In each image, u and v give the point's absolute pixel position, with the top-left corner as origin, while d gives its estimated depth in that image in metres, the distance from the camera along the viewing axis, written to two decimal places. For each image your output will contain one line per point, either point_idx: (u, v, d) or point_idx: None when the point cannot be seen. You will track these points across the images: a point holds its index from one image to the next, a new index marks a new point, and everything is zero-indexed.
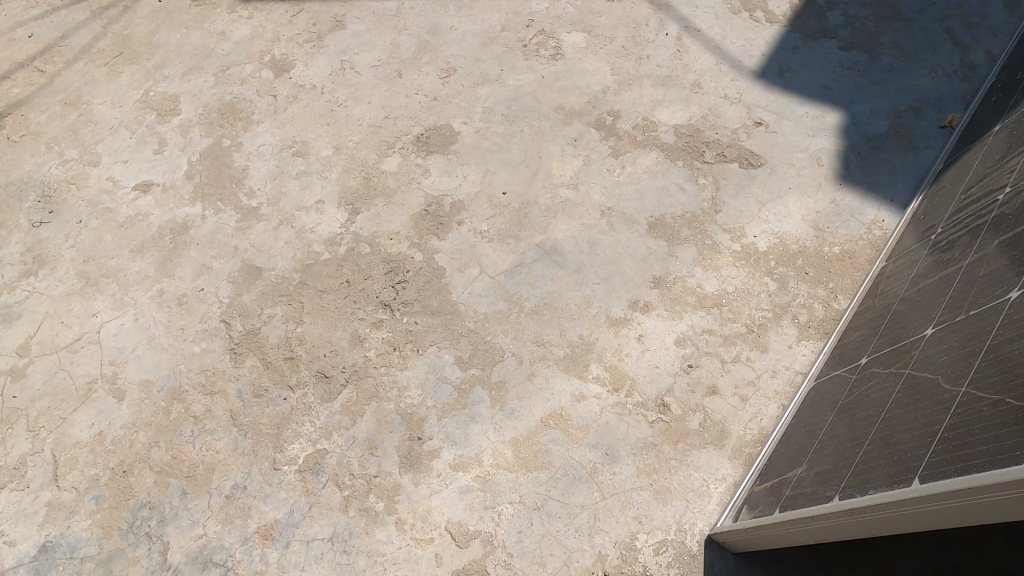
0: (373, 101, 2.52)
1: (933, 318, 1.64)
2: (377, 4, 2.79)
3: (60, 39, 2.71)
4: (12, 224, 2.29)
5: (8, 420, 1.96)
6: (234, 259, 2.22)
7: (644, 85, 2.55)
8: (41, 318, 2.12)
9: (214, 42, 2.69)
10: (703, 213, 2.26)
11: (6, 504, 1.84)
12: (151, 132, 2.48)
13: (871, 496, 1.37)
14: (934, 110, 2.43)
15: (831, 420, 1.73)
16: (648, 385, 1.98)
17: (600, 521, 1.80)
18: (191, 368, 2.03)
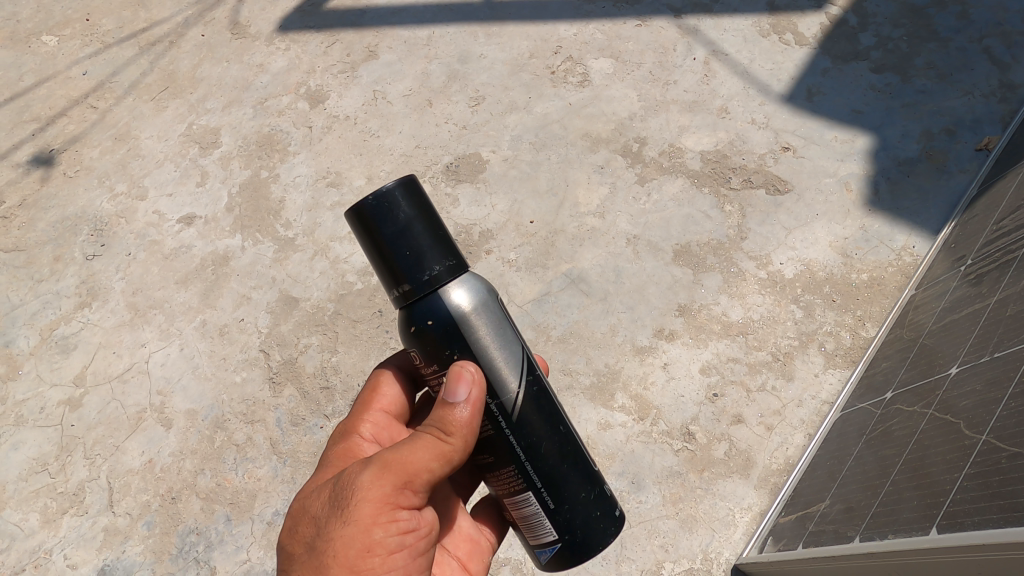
0: (404, 130, 2.58)
1: (959, 356, 1.64)
2: (408, 34, 2.85)
3: (111, 75, 2.82)
4: (68, 257, 2.40)
5: (66, 449, 2.05)
6: (272, 290, 2.29)
7: (671, 111, 2.57)
8: (95, 349, 2.22)
9: (253, 75, 2.78)
10: (729, 241, 2.28)
11: (67, 529, 1.93)
12: (194, 166, 2.57)
13: (892, 541, 1.40)
14: (970, 132, 2.43)
15: (857, 453, 1.74)
16: (673, 414, 2.00)
17: (627, 549, 1.82)
18: (232, 398, 2.11)
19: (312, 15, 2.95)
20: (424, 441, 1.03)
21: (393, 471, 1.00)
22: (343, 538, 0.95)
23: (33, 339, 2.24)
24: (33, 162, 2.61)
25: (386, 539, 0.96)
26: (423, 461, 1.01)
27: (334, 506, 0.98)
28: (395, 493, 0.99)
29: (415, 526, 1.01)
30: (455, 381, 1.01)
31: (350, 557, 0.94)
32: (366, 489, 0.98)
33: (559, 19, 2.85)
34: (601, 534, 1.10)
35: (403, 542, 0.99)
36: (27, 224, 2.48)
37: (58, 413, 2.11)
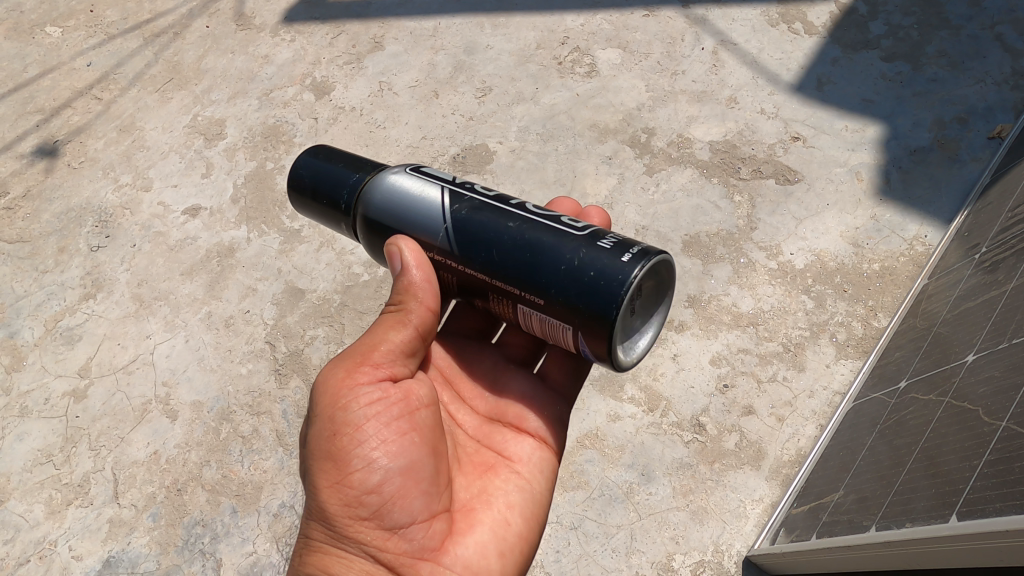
0: (410, 121, 2.56)
1: (975, 343, 1.62)
2: (414, 24, 2.84)
3: (115, 66, 2.81)
4: (73, 248, 2.38)
5: (71, 440, 2.04)
6: (278, 281, 2.28)
7: (679, 101, 2.55)
8: (100, 340, 2.20)
9: (258, 66, 2.76)
10: (739, 231, 2.26)
11: (72, 520, 1.92)
12: (199, 157, 2.55)
13: (909, 530, 1.37)
14: (981, 121, 2.41)
15: (870, 443, 1.72)
16: (683, 405, 1.98)
17: (637, 542, 1.80)
18: (238, 389, 2.09)
19: (318, 6, 2.94)
20: (389, 321, 1.27)
21: (351, 355, 1.23)
22: (313, 430, 1.19)
23: (37, 330, 2.23)
24: (38, 153, 2.60)
25: (348, 417, 1.16)
26: (379, 337, 1.24)
27: (310, 407, 1.22)
28: (352, 373, 1.20)
29: (386, 393, 1.21)
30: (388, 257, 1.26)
31: (325, 438, 1.16)
32: (329, 378, 1.21)
33: (566, 10, 2.83)
34: (618, 268, 1.07)
35: (370, 409, 1.18)
36: (31, 215, 2.46)
37: (62, 405, 2.10)
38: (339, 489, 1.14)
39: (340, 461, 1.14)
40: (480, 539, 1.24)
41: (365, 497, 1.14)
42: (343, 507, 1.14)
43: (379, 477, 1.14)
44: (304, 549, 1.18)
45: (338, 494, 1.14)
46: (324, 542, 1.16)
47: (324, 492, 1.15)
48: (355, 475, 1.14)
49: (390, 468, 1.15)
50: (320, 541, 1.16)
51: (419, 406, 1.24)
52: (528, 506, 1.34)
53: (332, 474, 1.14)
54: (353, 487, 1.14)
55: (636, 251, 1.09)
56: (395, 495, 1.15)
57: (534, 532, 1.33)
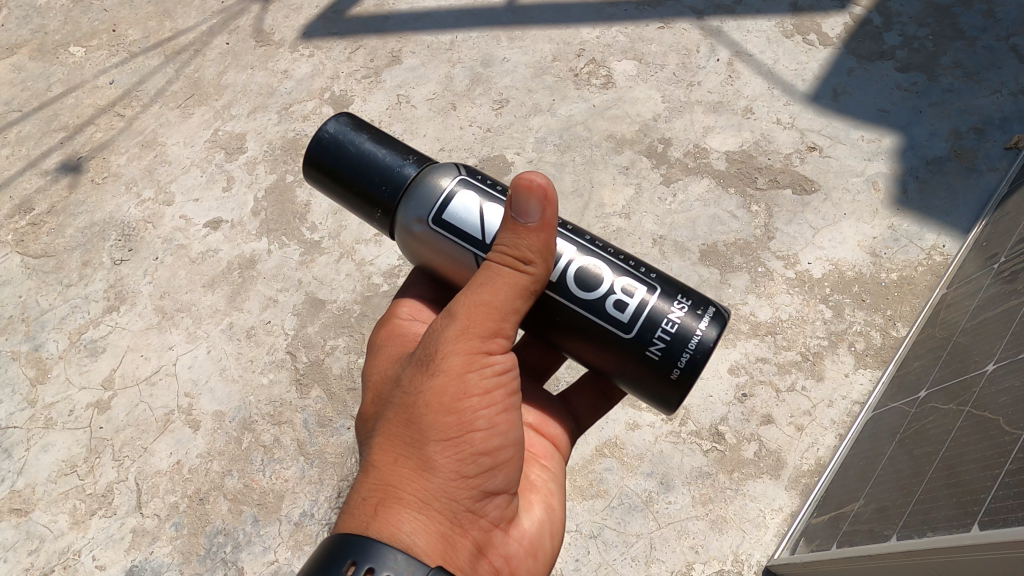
0: (428, 134, 2.59)
1: (996, 353, 1.61)
2: (431, 38, 2.87)
3: (137, 84, 2.85)
4: (96, 262, 2.41)
5: (95, 451, 2.06)
6: (298, 292, 2.30)
7: (695, 112, 2.57)
8: (123, 352, 2.23)
9: (277, 81, 2.80)
10: (756, 241, 2.27)
11: (96, 530, 1.94)
12: (220, 171, 2.59)
13: (931, 539, 1.37)
14: (998, 131, 2.42)
15: (890, 452, 1.72)
16: (702, 414, 1.98)
17: (657, 551, 1.80)
18: (260, 400, 2.11)
19: (335, 21, 2.97)
20: (504, 280, 1.12)
21: (476, 327, 1.12)
22: (434, 386, 1.09)
23: (62, 342, 2.26)
24: (62, 170, 2.64)
25: (479, 382, 1.12)
26: (504, 300, 1.12)
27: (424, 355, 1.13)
28: (484, 341, 1.13)
29: (508, 365, 1.18)
30: (526, 193, 1.08)
31: (449, 395, 1.09)
32: (453, 343, 1.11)
33: (581, 22, 2.85)
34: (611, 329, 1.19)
35: (496, 381, 1.15)
36: (56, 230, 2.50)
37: (86, 416, 2.12)
38: (452, 443, 1.09)
39: (463, 418, 1.10)
40: (539, 515, 1.29)
41: (481, 457, 1.11)
42: (454, 465, 1.08)
43: (499, 441, 1.14)
44: (374, 493, 1.06)
45: (453, 448, 1.09)
46: (412, 494, 1.05)
47: (436, 443, 1.08)
48: (477, 435, 1.11)
49: (507, 436, 1.15)
50: (412, 486, 1.05)
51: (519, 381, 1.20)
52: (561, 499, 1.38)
53: (450, 430, 1.09)
54: (472, 445, 1.10)
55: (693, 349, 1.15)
56: (503, 463, 1.14)
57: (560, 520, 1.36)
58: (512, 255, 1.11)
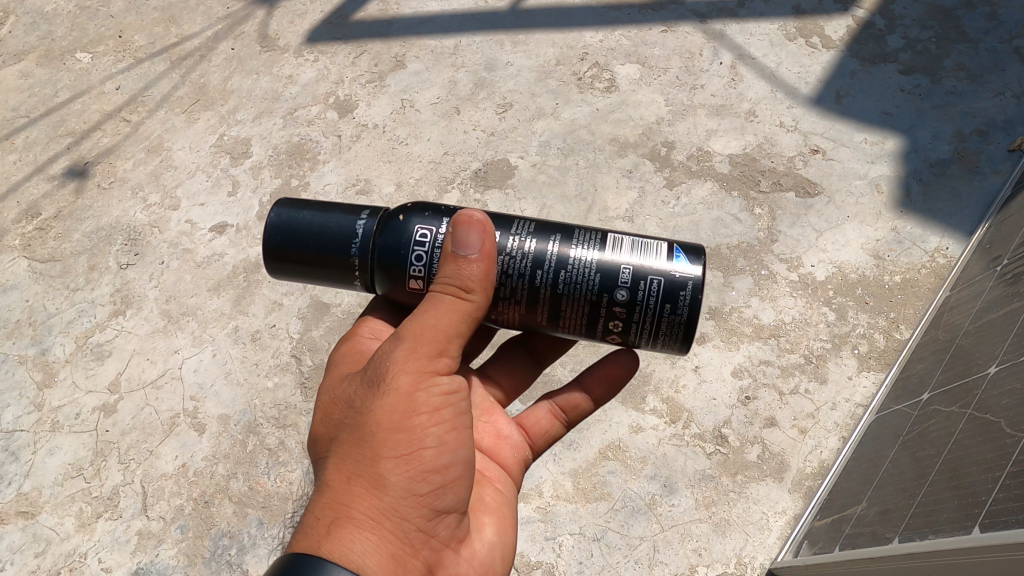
0: (432, 138, 2.60)
1: (998, 355, 1.61)
2: (435, 43, 2.88)
3: (143, 89, 2.86)
4: (102, 266, 2.43)
5: (101, 454, 2.08)
6: (303, 296, 2.31)
7: (698, 115, 2.57)
8: (129, 356, 2.24)
9: (282, 86, 2.81)
10: (759, 243, 2.27)
11: (102, 533, 1.95)
12: (225, 175, 2.60)
13: (933, 542, 1.38)
14: (1002, 134, 2.42)
15: (893, 454, 1.72)
16: (706, 417, 1.98)
17: (659, 553, 1.80)
18: (265, 403, 2.12)
19: (340, 26, 2.98)
20: (451, 307, 1.21)
21: (422, 343, 1.18)
22: (388, 404, 1.13)
23: (68, 346, 2.27)
24: (69, 175, 2.65)
25: (428, 399, 1.16)
26: (451, 324, 1.21)
27: (372, 381, 1.16)
28: (430, 360, 1.18)
29: (455, 387, 1.22)
30: (467, 228, 1.23)
31: (399, 413, 1.13)
32: (403, 362, 1.16)
33: (585, 26, 2.86)
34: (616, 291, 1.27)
35: (445, 400, 1.19)
36: (63, 234, 2.51)
37: (93, 419, 2.14)
38: (404, 459, 1.12)
39: (414, 436, 1.13)
40: (489, 537, 1.31)
41: (432, 475, 1.14)
42: (405, 482, 1.11)
43: (448, 459, 1.17)
44: (329, 512, 1.07)
45: (406, 466, 1.11)
46: (368, 515, 1.07)
47: (389, 460, 1.11)
48: (427, 453, 1.14)
49: (457, 455, 1.19)
50: (365, 503, 1.07)
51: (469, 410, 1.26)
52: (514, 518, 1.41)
53: (404, 448, 1.12)
54: (422, 462, 1.13)
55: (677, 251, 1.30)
56: (453, 482, 1.17)
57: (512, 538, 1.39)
58: (454, 284, 1.21)
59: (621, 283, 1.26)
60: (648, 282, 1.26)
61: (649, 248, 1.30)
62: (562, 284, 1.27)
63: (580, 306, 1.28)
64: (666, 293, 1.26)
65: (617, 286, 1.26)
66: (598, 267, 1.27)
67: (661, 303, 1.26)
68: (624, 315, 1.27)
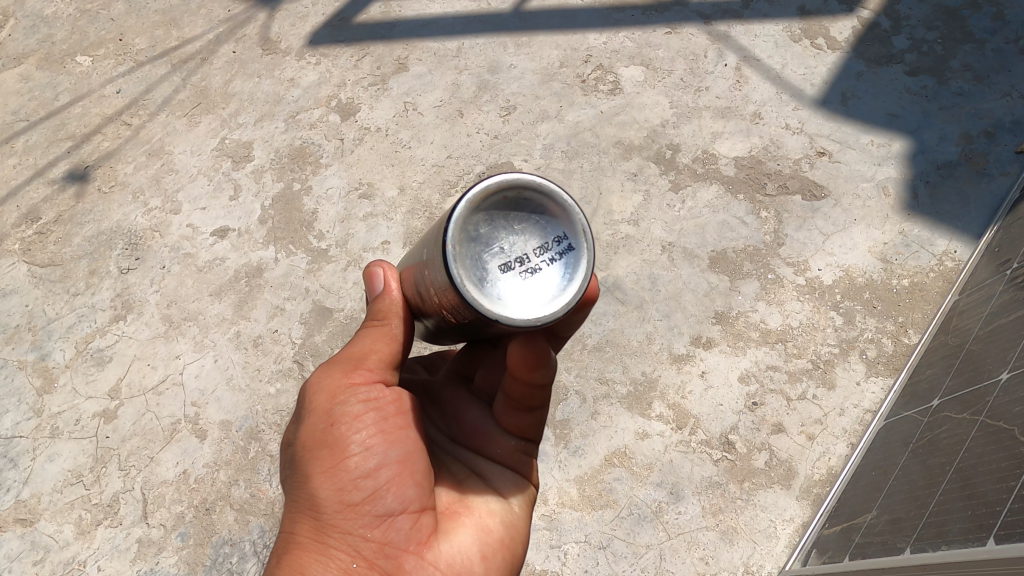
0: (436, 141, 2.58)
1: (1010, 361, 1.59)
2: (437, 45, 2.86)
3: (144, 92, 2.85)
4: (103, 271, 2.41)
5: (101, 460, 2.06)
6: (305, 301, 2.29)
7: (703, 117, 2.55)
8: (130, 361, 2.22)
9: (284, 89, 2.79)
10: (766, 247, 2.25)
11: (102, 540, 1.93)
12: (227, 179, 2.58)
13: (947, 553, 1.36)
14: (1009, 135, 2.40)
15: (903, 462, 1.69)
16: (713, 423, 1.96)
17: (666, 562, 1.79)
18: (267, 409, 2.11)
19: (342, 29, 2.96)
20: (370, 334, 1.28)
21: (341, 365, 1.26)
22: (311, 428, 1.20)
23: (69, 351, 2.26)
24: (69, 179, 2.64)
25: (345, 410, 1.19)
26: (370, 347, 1.27)
27: (302, 412, 1.24)
28: (346, 377, 1.24)
29: (385, 393, 1.24)
30: (370, 277, 1.32)
31: (319, 431, 1.19)
32: (322, 384, 1.24)
33: (588, 28, 2.84)
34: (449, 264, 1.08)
35: (368, 406, 1.20)
36: (63, 239, 2.50)
37: (93, 425, 2.12)
38: (328, 472, 1.15)
39: (335, 448, 1.16)
40: (464, 539, 1.18)
41: (360, 481, 1.14)
42: (334, 494, 1.13)
43: (376, 462, 1.15)
44: (282, 544, 1.15)
45: (329, 477, 1.14)
46: (308, 536, 1.13)
47: (317, 478, 1.15)
48: (352, 460, 1.15)
49: (387, 455, 1.17)
50: (304, 528, 1.14)
51: (414, 414, 1.26)
52: (510, 516, 1.28)
53: (326, 461, 1.15)
54: (350, 470, 1.14)
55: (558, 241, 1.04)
56: (389, 481, 1.14)
57: (514, 540, 1.26)
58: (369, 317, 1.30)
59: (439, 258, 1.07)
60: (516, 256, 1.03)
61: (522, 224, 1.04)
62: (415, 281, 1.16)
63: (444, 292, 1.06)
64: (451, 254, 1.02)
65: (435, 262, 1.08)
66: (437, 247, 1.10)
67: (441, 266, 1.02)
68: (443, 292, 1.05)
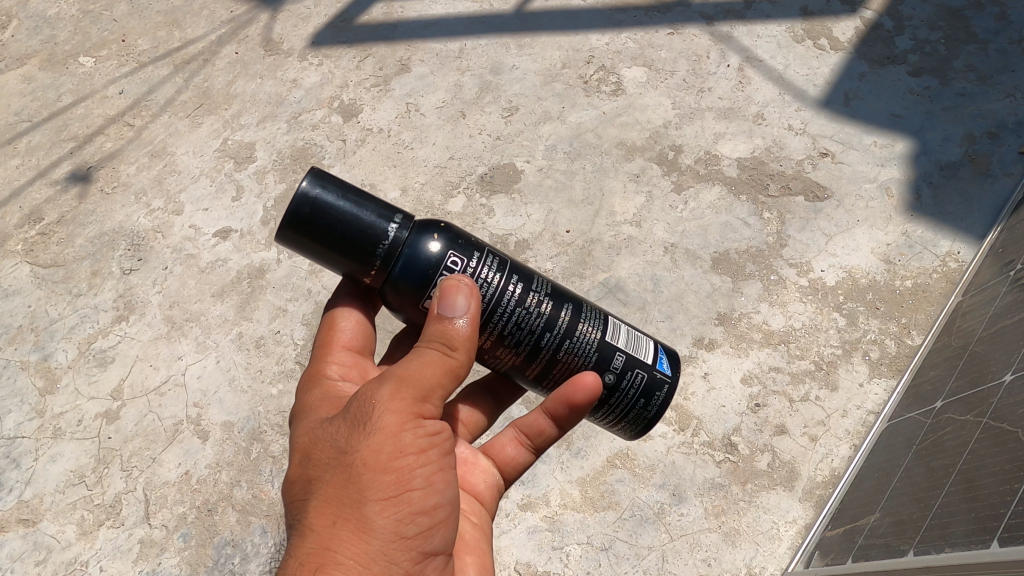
0: (438, 142, 2.58)
1: (1013, 362, 1.58)
2: (439, 46, 2.86)
3: (146, 93, 2.85)
4: (106, 272, 2.41)
5: (103, 461, 2.06)
6: (308, 302, 2.29)
7: (706, 118, 2.55)
8: (132, 362, 2.22)
9: (286, 90, 2.79)
10: (769, 248, 2.24)
11: (103, 541, 1.93)
12: (229, 180, 2.58)
13: (950, 556, 1.35)
14: (1013, 136, 2.39)
15: (906, 464, 1.69)
16: (715, 425, 1.95)
17: (669, 563, 1.78)
18: (269, 410, 2.10)
19: (344, 30, 2.96)
20: (436, 357, 1.21)
21: (408, 384, 1.17)
22: (373, 446, 1.11)
23: (71, 352, 2.26)
24: (71, 180, 2.64)
25: (414, 442, 1.14)
26: (438, 376, 1.20)
27: (353, 426, 1.14)
28: (414, 404, 1.17)
29: (442, 428, 1.21)
30: (455, 293, 1.20)
31: (385, 454, 1.11)
32: (389, 402, 1.14)
33: (590, 29, 2.84)
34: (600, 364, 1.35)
35: (431, 441, 1.17)
36: (66, 240, 2.50)
37: (95, 426, 2.12)
38: (390, 500, 1.10)
39: (402, 478, 1.12)
40: None
41: (419, 517, 1.13)
42: (392, 525, 1.10)
43: (435, 500, 1.15)
44: (312, 559, 1.06)
45: (392, 508, 1.10)
46: (353, 558, 1.06)
47: (376, 503, 1.09)
48: (414, 495, 1.12)
49: (444, 495, 1.17)
50: (352, 550, 1.06)
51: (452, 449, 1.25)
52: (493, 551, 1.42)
53: (392, 489, 1.10)
54: (410, 504, 1.12)
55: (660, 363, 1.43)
56: (440, 523, 1.16)
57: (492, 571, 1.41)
58: (442, 341, 1.20)
59: (612, 369, 1.37)
60: (635, 374, 1.39)
61: (640, 343, 1.41)
62: (562, 351, 1.33)
63: (571, 368, 1.35)
64: (645, 389, 1.40)
65: (608, 369, 1.36)
66: (598, 347, 1.35)
67: (637, 395, 1.40)
68: (604, 394, 1.39)
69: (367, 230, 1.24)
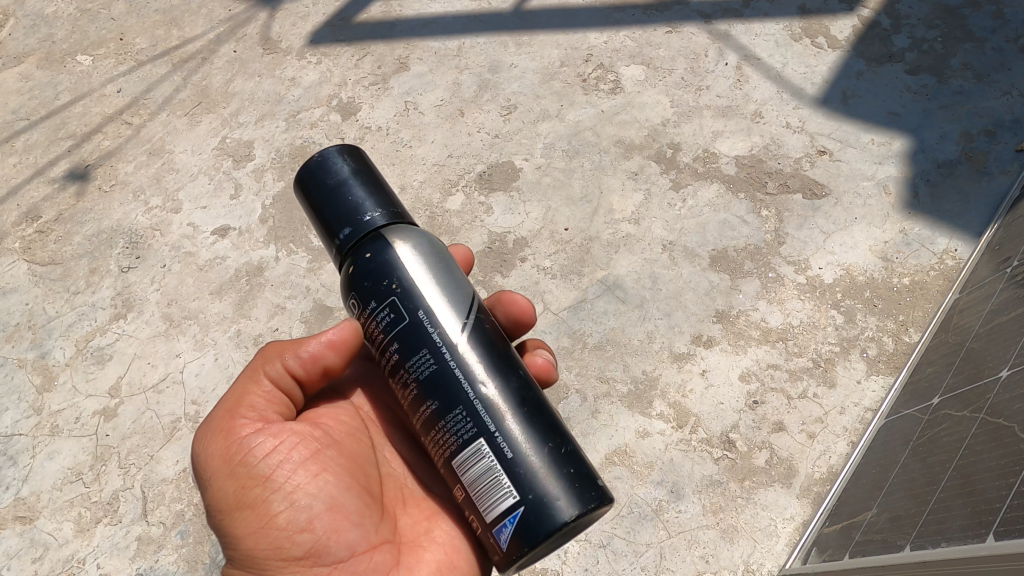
0: (436, 140, 2.58)
1: (1009, 358, 1.58)
2: (438, 44, 2.86)
3: (144, 92, 2.85)
4: (104, 270, 2.41)
5: (101, 459, 2.06)
6: (306, 300, 2.29)
7: (704, 116, 2.55)
8: (130, 360, 2.22)
9: (285, 88, 2.80)
10: (767, 246, 2.25)
11: (101, 538, 1.93)
12: (228, 178, 2.58)
13: (946, 550, 1.36)
14: (1010, 134, 2.39)
15: (903, 460, 1.69)
16: (713, 422, 1.96)
17: (667, 560, 1.78)
18: None
19: (342, 29, 2.96)
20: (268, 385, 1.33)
21: (225, 424, 1.31)
22: (219, 492, 1.26)
23: (69, 350, 2.26)
24: (69, 178, 2.64)
25: (258, 471, 1.26)
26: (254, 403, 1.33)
27: (201, 482, 1.29)
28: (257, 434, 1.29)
29: (297, 442, 1.31)
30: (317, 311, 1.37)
31: (234, 496, 1.25)
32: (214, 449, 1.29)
33: (589, 27, 2.84)
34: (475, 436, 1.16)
35: (281, 460, 1.28)
36: (64, 238, 2.50)
37: (93, 423, 2.12)
38: (262, 533, 1.23)
39: (256, 510, 1.24)
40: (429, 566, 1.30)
41: (296, 536, 1.23)
42: (272, 551, 1.22)
43: (306, 515, 1.24)
44: None
45: (263, 539, 1.23)
46: None
47: (252, 542, 1.23)
48: (280, 520, 1.23)
49: (314, 505, 1.25)
50: None
51: (322, 450, 1.33)
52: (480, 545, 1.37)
53: (252, 523, 1.23)
54: (279, 530, 1.23)
55: (591, 492, 1.14)
56: (327, 531, 1.24)
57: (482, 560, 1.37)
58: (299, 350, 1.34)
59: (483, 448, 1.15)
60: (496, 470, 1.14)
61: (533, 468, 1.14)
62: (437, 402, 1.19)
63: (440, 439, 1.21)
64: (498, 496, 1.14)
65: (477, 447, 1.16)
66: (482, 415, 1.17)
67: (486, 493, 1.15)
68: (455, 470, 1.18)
69: (339, 191, 1.29)
